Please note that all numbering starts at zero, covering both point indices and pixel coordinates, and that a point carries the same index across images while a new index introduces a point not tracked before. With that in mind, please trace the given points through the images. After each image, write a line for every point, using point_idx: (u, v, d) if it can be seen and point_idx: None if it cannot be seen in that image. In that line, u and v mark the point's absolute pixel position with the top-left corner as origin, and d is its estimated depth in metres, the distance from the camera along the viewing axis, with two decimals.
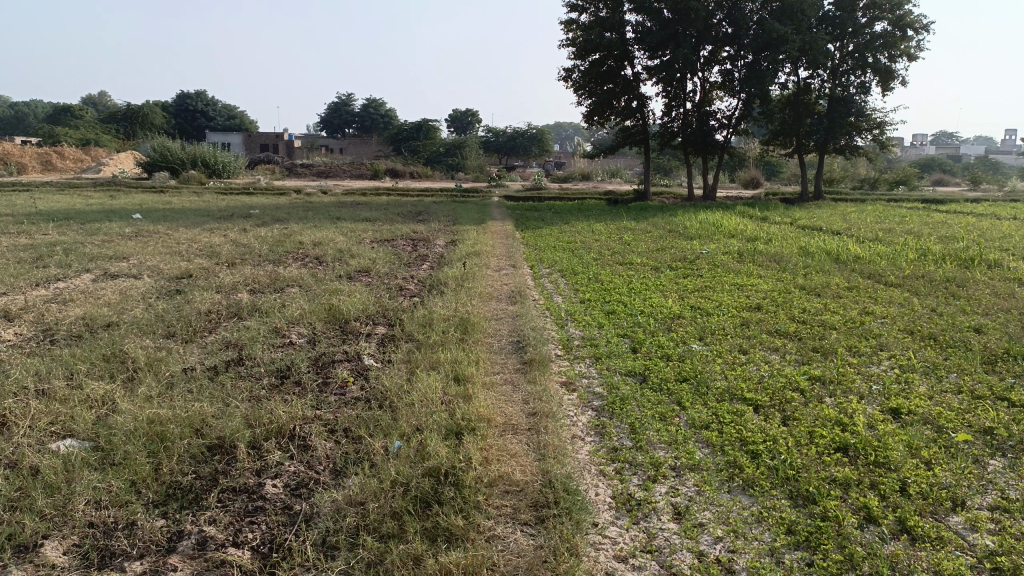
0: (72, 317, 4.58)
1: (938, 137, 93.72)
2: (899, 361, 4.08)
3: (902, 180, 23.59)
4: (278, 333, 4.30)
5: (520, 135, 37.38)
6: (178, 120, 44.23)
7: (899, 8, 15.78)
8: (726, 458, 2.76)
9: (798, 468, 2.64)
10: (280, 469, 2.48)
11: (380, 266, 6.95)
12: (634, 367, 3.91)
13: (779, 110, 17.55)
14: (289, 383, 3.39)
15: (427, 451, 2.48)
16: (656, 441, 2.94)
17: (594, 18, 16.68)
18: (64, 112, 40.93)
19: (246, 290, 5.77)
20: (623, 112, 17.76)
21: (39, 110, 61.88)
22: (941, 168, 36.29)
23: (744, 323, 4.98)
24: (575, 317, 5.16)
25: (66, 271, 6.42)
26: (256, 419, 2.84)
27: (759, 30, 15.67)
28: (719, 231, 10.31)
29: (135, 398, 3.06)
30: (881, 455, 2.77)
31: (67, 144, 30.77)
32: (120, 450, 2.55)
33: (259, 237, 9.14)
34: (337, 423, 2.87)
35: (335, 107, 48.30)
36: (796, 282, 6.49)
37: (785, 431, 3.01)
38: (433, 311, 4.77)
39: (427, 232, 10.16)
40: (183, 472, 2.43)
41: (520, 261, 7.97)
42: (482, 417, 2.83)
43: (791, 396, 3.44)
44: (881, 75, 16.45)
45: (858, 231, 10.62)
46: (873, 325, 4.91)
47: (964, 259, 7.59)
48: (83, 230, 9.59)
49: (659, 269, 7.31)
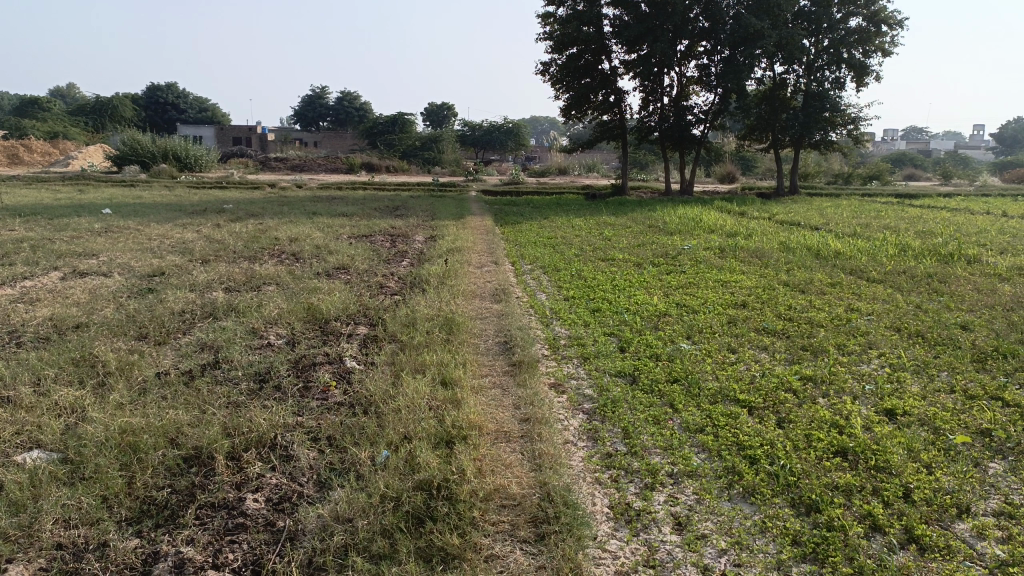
0: (39, 318, 4.40)
1: (909, 132, 94.98)
2: (890, 360, 4.03)
3: (876, 175, 23.79)
4: (256, 334, 4.16)
5: (496, 129, 37.13)
6: (149, 113, 43.50)
7: (873, 4, 15.84)
8: (724, 463, 2.67)
9: (799, 474, 2.57)
10: (262, 482, 2.36)
11: (359, 263, 6.80)
12: (623, 368, 3.82)
13: (756, 105, 17.56)
14: (269, 388, 3.25)
15: (416, 462, 2.37)
16: (651, 446, 2.85)
17: (572, 12, 16.58)
18: (30, 104, 40.07)
19: (221, 289, 5.60)
20: (600, 106, 17.67)
21: (4, 104, 60.47)
22: (914, 163, 36.70)
23: (731, 320, 4.92)
24: (560, 315, 5.07)
25: (33, 269, 6.21)
26: (235, 428, 2.70)
27: (735, 25, 15.66)
28: (699, 227, 10.26)
29: (106, 405, 2.92)
30: (882, 459, 2.70)
31: (34, 137, 30.13)
32: (90, 463, 2.41)
33: (233, 233, 8.94)
34: (320, 431, 2.75)
35: (308, 100, 47.76)
36: (779, 278, 6.45)
37: (783, 434, 2.93)
38: (416, 310, 4.64)
39: (405, 228, 10.00)
40: (158, 486, 2.31)
41: (501, 257, 7.86)
42: (473, 424, 2.72)
43: (784, 397, 3.37)
44: (856, 70, 16.53)
45: (837, 226, 10.61)
46: (860, 322, 4.87)
47: (944, 255, 7.59)
48: (51, 226, 9.32)
49: (642, 265, 7.24)
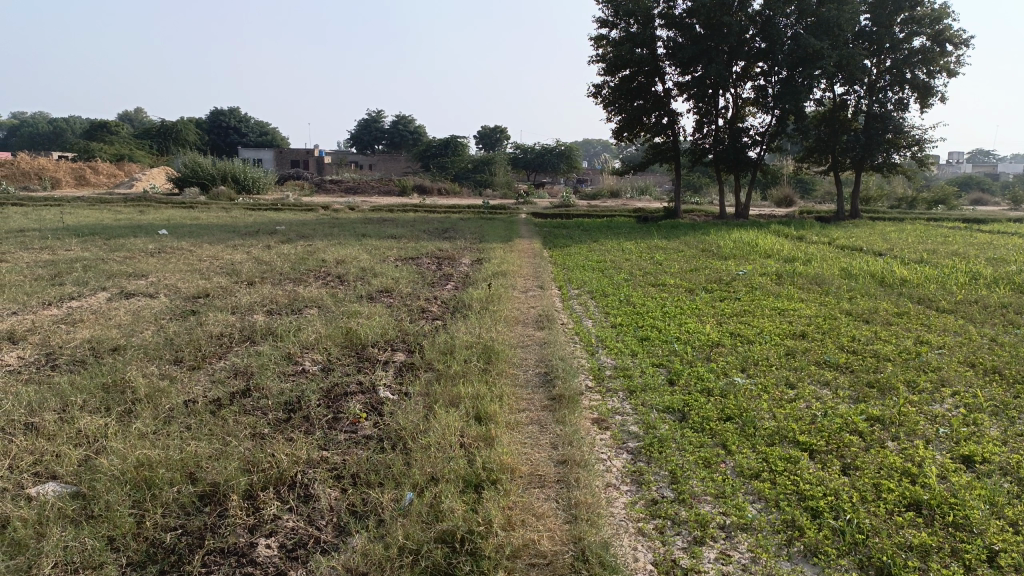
0: (78, 340, 4.36)
1: (975, 155, 92.13)
2: (965, 400, 3.70)
3: (941, 199, 22.99)
4: (291, 360, 4.04)
5: (548, 152, 37.08)
6: (212, 137, 44.73)
7: (938, 23, 15.30)
8: (783, 516, 2.42)
9: (868, 531, 2.31)
10: (277, 525, 2.20)
11: (402, 286, 6.69)
12: (672, 403, 3.58)
13: (814, 126, 17.09)
14: (296, 419, 3.10)
15: (442, 508, 2.20)
16: (701, 493, 2.62)
17: (624, 34, 16.41)
18: (99, 127, 41.51)
19: (263, 311, 5.54)
20: (653, 129, 17.43)
21: (76, 126, 62.93)
22: (980, 186, 35.60)
23: (790, 352, 4.63)
24: (606, 344, 4.86)
25: (82, 289, 6.25)
26: (254, 463, 2.55)
27: (794, 45, 15.27)
28: (755, 251, 9.93)
29: (128, 435, 2.80)
30: (961, 515, 2.42)
31: (101, 159, 31.17)
32: (101, 500, 2.29)
33: (282, 255, 8.94)
34: (345, 469, 2.58)
35: (364, 124, 48.53)
36: (841, 306, 6.12)
37: (848, 483, 2.67)
38: (456, 337, 4.47)
39: (452, 250, 9.90)
40: (167, 528, 2.17)
41: (548, 280, 7.71)
42: (506, 466, 2.53)
43: (849, 440, 3.10)
44: (919, 91, 15.99)
45: (901, 251, 10.17)
46: (931, 356, 4.52)
47: (1018, 283, 7.15)
48: (107, 246, 9.47)
49: (694, 291, 6.98)
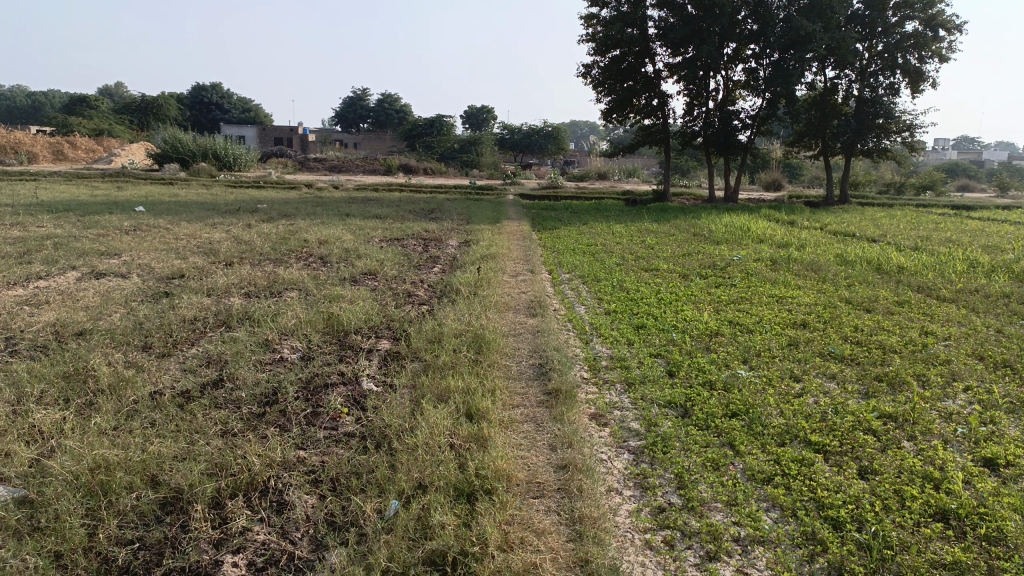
0: (40, 324, 4.08)
1: (960, 142, 92.44)
2: (979, 396, 3.52)
3: (930, 185, 22.87)
4: (268, 347, 3.79)
5: (536, 133, 36.65)
6: (194, 112, 44.00)
7: (931, 7, 15.08)
8: (802, 527, 2.23)
9: (896, 546, 2.11)
10: (246, 540, 1.98)
11: (387, 268, 6.44)
12: (674, 398, 3.36)
13: (805, 110, 16.89)
14: (271, 414, 2.86)
15: (430, 524, 2.01)
16: (712, 500, 2.40)
17: (615, 13, 16.07)
18: (79, 101, 40.66)
19: (240, 293, 5.28)
20: (642, 110, 17.15)
21: (56, 101, 61.59)
22: (967, 173, 35.74)
23: (792, 342, 4.43)
24: (601, 332, 4.63)
25: (50, 268, 5.95)
26: (223, 466, 2.31)
27: (785, 27, 15.03)
28: (747, 236, 9.72)
29: (85, 432, 2.56)
30: (995, 527, 2.22)
31: (80, 134, 30.48)
32: (49, 509, 2.05)
33: (262, 234, 8.64)
34: (323, 472, 2.35)
35: (350, 102, 47.82)
36: (840, 294, 5.94)
37: (867, 489, 2.47)
38: (444, 324, 4.23)
39: (439, 232, 9.64)
40: (123, 541, 1.95)
41: (537, 264, 7.48)
42: (501, 473, 2.32)
43: (864, 440, 2.90)
44: (911, 76, 15.81)
45: (895, 237, 10.01)
46: (938, 348, 4.35)
47: (1016, 272, 6.98)
48: (81, 223, 9.13)
49: (688, 276, 6.76)
